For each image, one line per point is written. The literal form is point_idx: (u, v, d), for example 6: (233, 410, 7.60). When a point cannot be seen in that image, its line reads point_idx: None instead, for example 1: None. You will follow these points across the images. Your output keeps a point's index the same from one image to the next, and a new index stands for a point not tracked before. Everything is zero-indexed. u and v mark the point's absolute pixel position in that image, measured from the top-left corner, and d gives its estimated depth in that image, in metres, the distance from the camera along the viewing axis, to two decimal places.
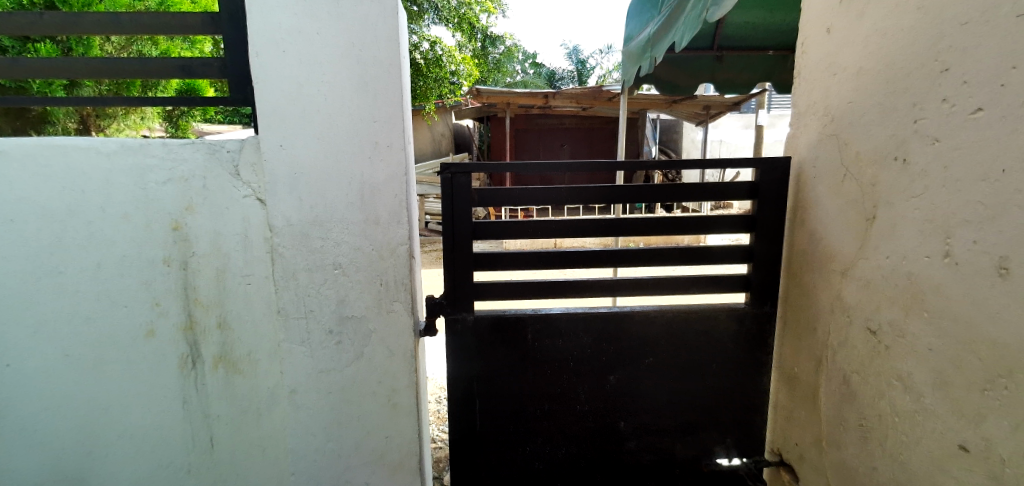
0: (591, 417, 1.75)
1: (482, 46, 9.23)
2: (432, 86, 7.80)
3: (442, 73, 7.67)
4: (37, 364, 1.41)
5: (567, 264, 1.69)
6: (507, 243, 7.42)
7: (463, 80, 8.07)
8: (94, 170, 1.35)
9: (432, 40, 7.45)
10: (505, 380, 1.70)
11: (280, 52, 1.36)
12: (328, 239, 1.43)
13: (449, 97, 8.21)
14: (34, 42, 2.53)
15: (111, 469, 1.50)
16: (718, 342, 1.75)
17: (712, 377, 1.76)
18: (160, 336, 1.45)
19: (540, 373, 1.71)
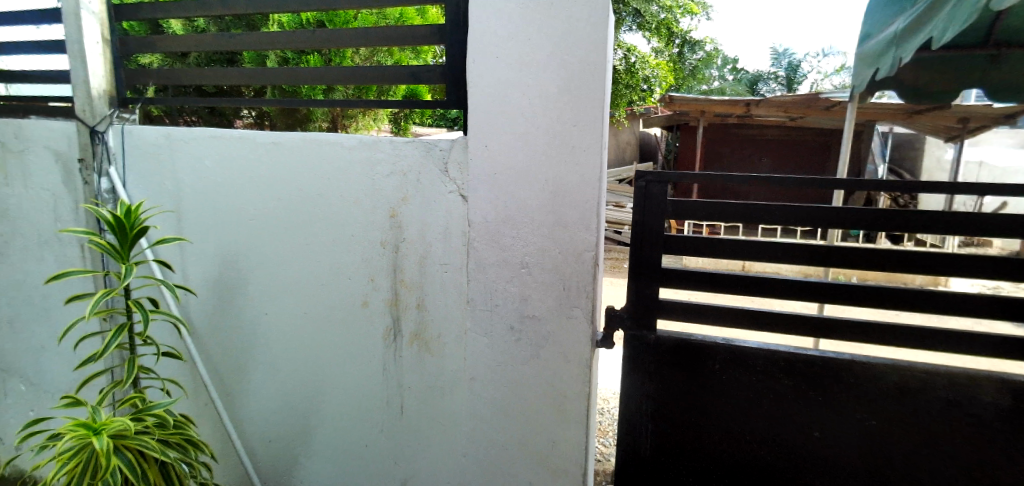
0: (780, 470, 1.51)
1: (679, 52, 8.84)
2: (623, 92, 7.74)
3: (633, 80, 7.56)
4: (285, 318, 1.73)
5: (771, 292, 1.47)
6: (687, 260, 7.02)
7: (655, 87, 7.87)
8: (339, 162, 1.60)
9: (627, 48, 7.44)
10: (683, 407, 1.56)
11: (494, 57, 1.44)
12: (518, 237, 1.47)
13: (638, 104, 8.07)
14: (307, 55, 3.11)
15: (325, 413, 1.76)
16: (978, 418, 1.35)
17: (963, 461, 1.37)
18: (371, 308, 1.65)
19: (726, 408, 1.52)
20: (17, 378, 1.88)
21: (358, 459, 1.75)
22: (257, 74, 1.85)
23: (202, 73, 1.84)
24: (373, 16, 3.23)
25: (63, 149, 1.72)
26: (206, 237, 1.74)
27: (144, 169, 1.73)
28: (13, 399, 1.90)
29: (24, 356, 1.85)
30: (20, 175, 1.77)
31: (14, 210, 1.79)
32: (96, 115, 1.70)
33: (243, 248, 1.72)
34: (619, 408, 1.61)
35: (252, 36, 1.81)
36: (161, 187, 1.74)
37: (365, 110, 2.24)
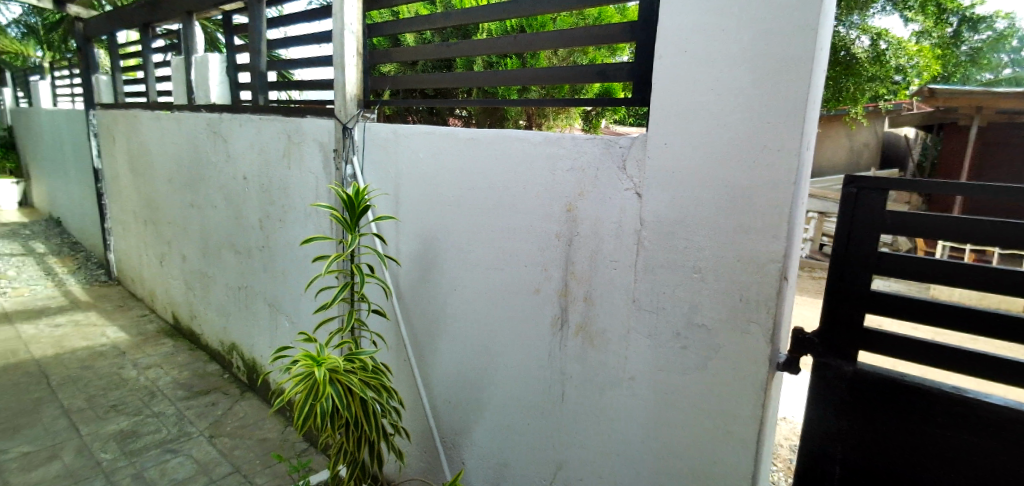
0: None
1: (951, 32, 7.00)
2: (866, 86, 6.21)
3: (883, 71, 6.00)
4: (470, 294, 1.95)
5: None
6: (935, 291, 5.60)
7: (911, 78, 6.35)
8: (526, 157, 1.73)
9: (876, 32, 5.87)
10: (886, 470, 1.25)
11: (681, 53, 1.38)
12: (692, 241, 1.40)
13: (885, 98, 6.64)
14: (509, 59, 3.40)
15: (494, 386, 1.93)
16: None
17: None
18: (542, 295, 1.75)
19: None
20: (284, 316, 2.47)
21: (519, 434, 1.88)
22: (465, 78, 2.10)
23: (423, 78, 2.15)
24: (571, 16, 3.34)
25: (325, 141, 2.22)
26: (416, 218, 2.06)
27: (377, 159, 2.12)
28: (280, 332, 2.50)
29: (290, 300, 2.42)
30: (298, 162, 2.32)
31: (292, 189, 2.35)
32: (348, 115, 2.13)
33: (443, 229, 1.99)
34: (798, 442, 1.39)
35: (464, 45, 2.06)
36: (387, 174, 2.11)
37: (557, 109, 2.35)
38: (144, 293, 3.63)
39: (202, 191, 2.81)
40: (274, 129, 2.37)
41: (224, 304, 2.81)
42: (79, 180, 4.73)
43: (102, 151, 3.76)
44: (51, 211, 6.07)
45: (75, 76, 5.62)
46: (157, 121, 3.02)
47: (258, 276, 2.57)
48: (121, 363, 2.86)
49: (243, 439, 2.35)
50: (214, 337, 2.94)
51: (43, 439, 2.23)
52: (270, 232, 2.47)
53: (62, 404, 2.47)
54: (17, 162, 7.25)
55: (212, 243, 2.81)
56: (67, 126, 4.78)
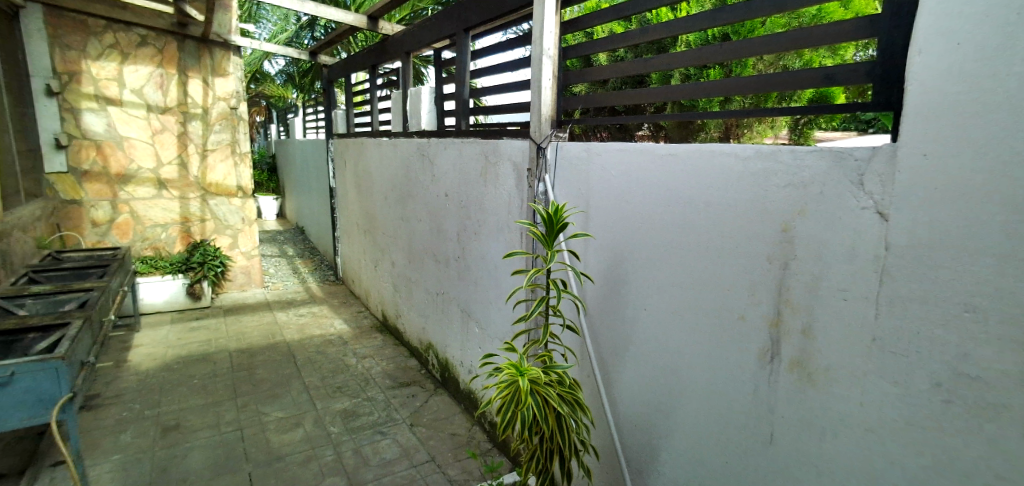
0: None
1: None
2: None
3: None
4: (660, 317, 1.83)
5: None
6: None
7: None
8: (732, 173, 1.53)
9: None
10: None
11: (948, 41, 1.05)
12: (965, 271, 1.05)
13: None
14: (710, 69, 3.20)
15: (685, 416, 1.77)
16: None
17: None
18: (749, 322, 1.54)
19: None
20: (475, 323, 2.67)
21: (714, 476, 1.69)
22: (662, 92, 2.02)
23: (617, 95, 2.15)
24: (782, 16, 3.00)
25: (519, 160, 2.36)
26: (607, 233, 2.02)
27: (567, 177, 2.15)
28: (471, 338, 2.71)
29: (481, 308, 2.61)
30: (494, 180, 2.50)
31: (488, 207, 2.54)
32: (542, 135, 2.21)
33: (633, 248, 1.91)
34: None
35: (661, 59, 2.01)
36: (577, 189, 2.11)
37: (769, 117, 2.12)
38: (362, 292, 4.29)
39: (410, 206, 3.21)
40: (473, 151, 2.60)
41: (425, 307, 3.14)
42: (319, 196, 5.81)
43: (337, 173, 4.57)
44: (299, 222, 7.59)
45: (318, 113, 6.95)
46: (378, 147, 3.56)
47: (454, 284, 2.82)
48: (345, 351, 3.40)
49: (437, 432, 2.60)
50: (415, 336, 3.32)
51: (292, 408, 2.74)
52: (466, 244, 2.70)
53: (305, 380, 3.03)
54: (278, 182, 9.24)
55: (416, 252, 3.18)
56: (313, 153, 5.93)
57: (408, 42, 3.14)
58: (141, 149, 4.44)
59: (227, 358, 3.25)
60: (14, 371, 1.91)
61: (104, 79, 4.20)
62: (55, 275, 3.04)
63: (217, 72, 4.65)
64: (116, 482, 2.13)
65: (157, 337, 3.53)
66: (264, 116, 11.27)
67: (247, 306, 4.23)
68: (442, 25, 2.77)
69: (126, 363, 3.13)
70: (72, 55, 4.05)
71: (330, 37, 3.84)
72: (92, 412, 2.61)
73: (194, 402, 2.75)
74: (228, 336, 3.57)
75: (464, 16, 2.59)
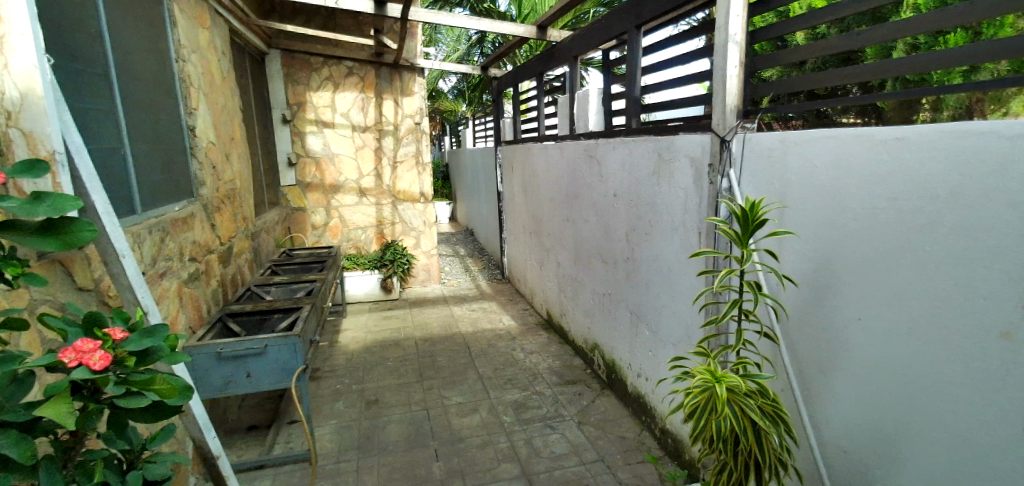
0: None
1: None
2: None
3: None
4: (879, 330, 1.55)
5: None
6: None
7: None
8: (993, 157, 1.24)
9: None
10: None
11: None
12: None
13: None
14: (946, 35, 2.64)
15: (916, 450, 1.47)
16: None
17: None
18: (1017, 342, 1.20)
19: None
20: (645, 324, 2.59)
21: None
22: (876, 70, 1.67)
23: (816, 77, 1.85)
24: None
25: (698, 156, 2.22)
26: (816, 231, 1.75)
27: (758, 170, 1.96)
28: (640, 340, 2.64)
29: (652, 311, 2.52)
30: (669, 179, 2.40)
31: (661, 205, 2.45)
32: (727, 127, 2.05)
33: (843, 248, 1.65)
34: None
35: (876, 31, 1.65)
36: (770, 183, 1.92)
37: None
38: (526, 291, 4.48)
39: (577, 207, 3.26)
40: (646, 149, 2.54)
41: (592, 307, 3.16)
42: (487, 201, 6.24)
43: (504, 178, 4.85)
44: (468, 224, 8.25)
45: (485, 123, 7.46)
46: (545, 150, 3.70)
47: (623, 285, 2.78)
48: (513, 346, 3.58)
49: (605, 432, 2.58)
50: (580, 335, 3.35)
51: (470, 394, 2.96)
52: (636, 244, 2.65)
53: (479, 370, 3.26)
54: (449, 189, 10.17)
55: (584, 253, 3.21)
56: (481, 161, 6.39)
57: (577, 46, 3.20)
58: (346, 163, 5.24)
59: (414, 345, 3.66)
60: (268, 345, 2.38)
61: (321, 106, 5.06)
62: (291, 268, 3.74)
63: (404, 92, 5.25)
64: (335, 442, 2.53)
65: (360, 323, 4.13)
66: (437, 130, 12.51)
67: (428, 300, 4.72)
68: (614, 23, 2.76)
69: (338, 343, 3.73)
70: (299, 88, 4.96)
71: (500, 51, 4.09)
72: (317, 381, 3.16)
73: (390, 381, 3.15)
74: (414, 326, 4.02)
75: (637, 12, 2.54)
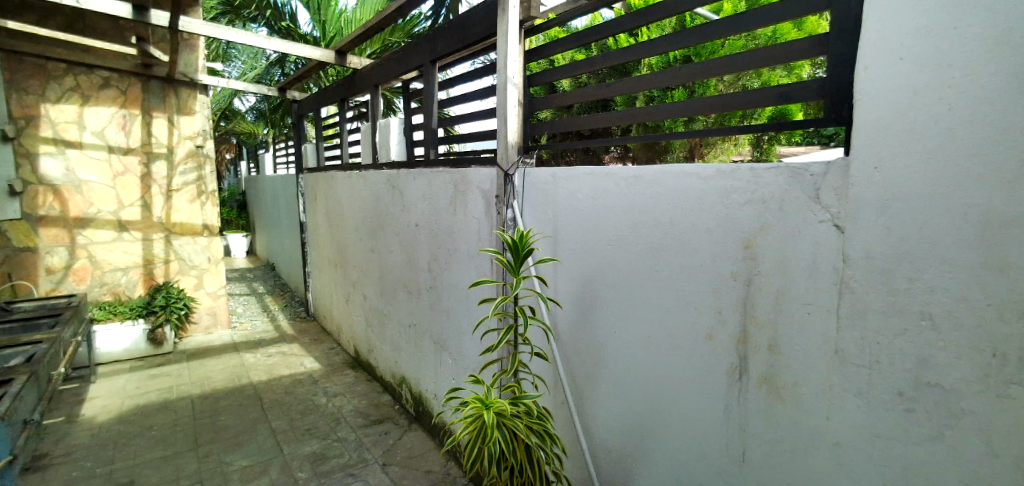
0: None
1: None
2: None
3: None
4: (633, 338, 1.77)
5: None
6: None
7: None
8: (695, 192, 1.55)
9: None
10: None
11: (894, 60, 1.14)
12: (918, 283, 1.12)
13: None
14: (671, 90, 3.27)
15: (664, 444, 1.71)
16: None
17: None
18: (717, 341, 1.54)
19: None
20: (447, 353, 2.60)
21: None
22: (625, 115, 1.90)
23: (584, 119, 2.02)
24: (742, 39, 3.15)
25: (487, 188, 2.28)
26: (586, 258, 1.91)
27: (535, 203, 2.08)
28: (444, 369, 2.63)
29: (454, 339, 2.54)
30: (463, 209, 2.43)
31: (458, 234, 2.48)
32: (510, 162, 2.13)
33: (603, 273, 1.85)
34: None
35: (625, 81, 1.88)
36: (544, 216, 2.05)
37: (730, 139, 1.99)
38: (333, 328, 4.20)
39: (382, 238, 3.18)
40: (442, 180, 2.56)
41: (399, 341, 3.07)
42: (289, 233, 5.77)
43: (307, 207, 4.53)
44: (268, 258, 7.49)
45: (288, 149, 6.97)
46: (349, 179, 3.56)
47: (427, 316, 2.76)
48: (315, 390, 3.29)
49: (412, 469, 2.49)
50: (387, 370, 3.25)
51: (258, 454, 2.61)
52: (437, 274, 2.65)
53: (272, 424, 2.90)
54: (245, 220, 9.15)
55: (389, 285, 3.13)
56: (284, 189, 5.89)
57: (376, 76, 3.18)
58: (98, 192, 4.34)
59: (188, 406, 3.11)
60: None
61: (62, 123, 4.14)
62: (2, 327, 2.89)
63: (182, 111, 4.63)
64: None
65: (114, 388, 3.37)
66: (234, 151, 11.22)
67: (213, 349, 4.09)
68: (411, 57, 2.78)
69: (78, 417, 2.97)
70: (29, 99, 4.00)
71: (300, 72, 3.83)
72: (39, 474, 2.45)
73: (151, 455, 2.60)
74: (191, 382, 3.43)
75: (431, 47, 2.58)
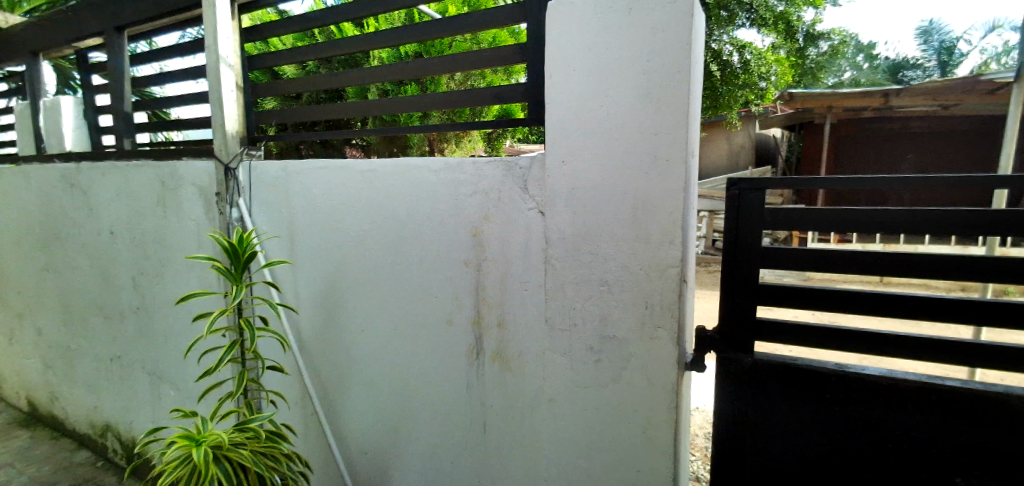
0: None
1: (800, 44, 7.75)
2: (737, 92, 6.58)
3: (749, 79, 6.40)
4: (381, 333, 1.75)
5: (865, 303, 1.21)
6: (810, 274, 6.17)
7: (773, 85, 6.70)
8: (427, 185, 1.60)
9: (740, 45, 6.30)
10: (824, 444, 1.26)
11: (570, 71, 1.35)
12: (597, 255, 1.37)
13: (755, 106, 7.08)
14: (406, 85, 3.37)
15: (416, 432, 1.75)
16: None
17: None
18: (456, 325, 1.63)
19: (897, 462, 1.19)
20: (168, 383, 2.17)
21: (451, 473, 1.70)
22: (359, 107, 1.84)
23: (317, 109, 1.89)
24: (465, 42, 3.45)
25: (205, 184, 1.95)
26: (329, 257, 1.81)
27: (266, 199, 1.88)
28: (165, 402, 2.19)
29: (174, 365, 2.13)
30: (176, 210, 2.05)
31: (170, 239, 2.07)
32: (230, 154, 1.89)
33: (347, 271, 1.78)
34: (714, 424, 1.38)
35: (356, 72, 1.81)
36: (278, 214, 1.87)
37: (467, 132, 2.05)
38: None
39: (61, 251, 2.46)
40: (143, 174, 2.10)
41: (100, 378, 2.44)
42: None
43: None
44: None
45: None
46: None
47: (136, 343, 2.25)
48: None
49: None
50: (84, 417, 2.56)
51: None
52: (145, 290, 2.18)
53: None
54: None
55: (77, 310, 2.45)
56: None
57: (36, 39, 2.44)
58: None
59: None
60: None
61: None
62: None
63: None
64: None
65: None
66: None
67: None
68: (85, 20, 2.21)
69: None
70: None
71: None
72: None
73: None
74: None
75: (115, 10, 2.08)
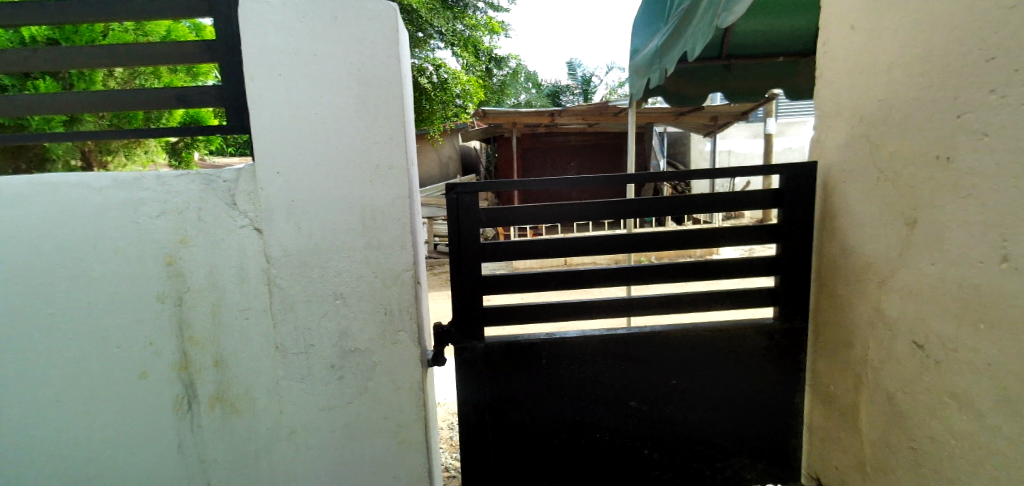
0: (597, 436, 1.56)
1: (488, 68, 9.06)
2: (437, 108, 7.45)
3: (446, 97, 7.34)
4: (32, 410, 1.29)
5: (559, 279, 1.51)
6: (516, 264, 7.26)
7: (467, 102, 7.71)
8: (88, 206, 1.24)
9: (437, 63, 7.11)
10: (544, 402, 1.53)
11: (275, 75, 1.24)
12: (328, 269, 1.31)
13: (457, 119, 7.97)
14: (35, 79, 2.52)
15: None
16: (759, 357, 1.56)
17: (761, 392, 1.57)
18: (154, 376, 1.32)
19: (592, 400, 1.54)
20: None
21: None
22: None
23: None
24: (128, 31, 2.79)
25: None
26: None
27: None
28: None
29: None
30: None
31: None
32: None
33: None
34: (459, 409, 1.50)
35: None
36: None
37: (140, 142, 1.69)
38: None
39: None
40: None
41: None
42: None
43: None
44: None
45: None
46: None
47: None
48: None
49: None
50: None
51: None
52: None
53: None
54: None
55: None
56: None
57: None
58: None
59: None
60: None
61: None
62: None
63: None
64: None
65: None
66: None
67: None
68: None
69: None
70: None
71: None
72: None
73: None
74: None
75: None
